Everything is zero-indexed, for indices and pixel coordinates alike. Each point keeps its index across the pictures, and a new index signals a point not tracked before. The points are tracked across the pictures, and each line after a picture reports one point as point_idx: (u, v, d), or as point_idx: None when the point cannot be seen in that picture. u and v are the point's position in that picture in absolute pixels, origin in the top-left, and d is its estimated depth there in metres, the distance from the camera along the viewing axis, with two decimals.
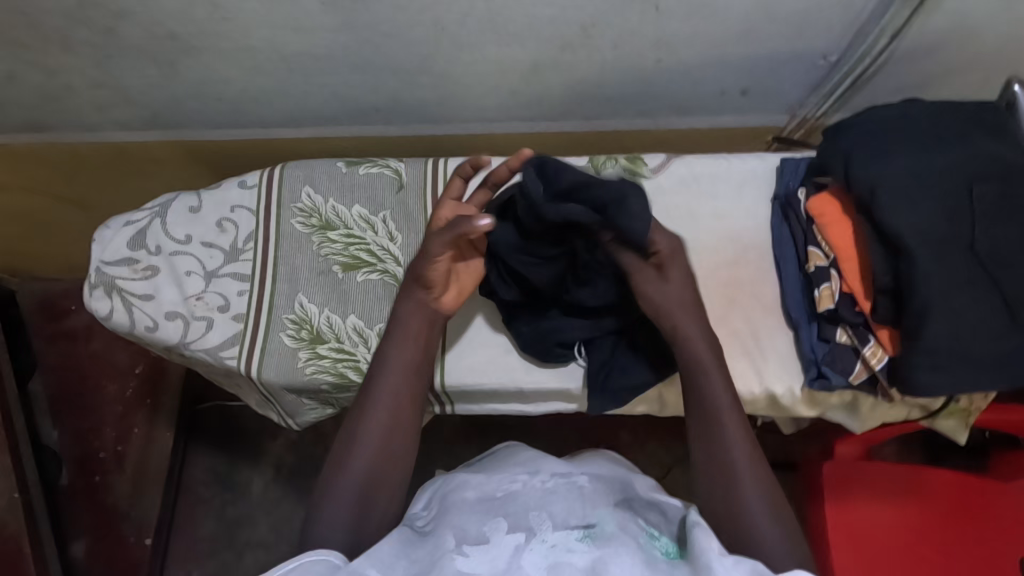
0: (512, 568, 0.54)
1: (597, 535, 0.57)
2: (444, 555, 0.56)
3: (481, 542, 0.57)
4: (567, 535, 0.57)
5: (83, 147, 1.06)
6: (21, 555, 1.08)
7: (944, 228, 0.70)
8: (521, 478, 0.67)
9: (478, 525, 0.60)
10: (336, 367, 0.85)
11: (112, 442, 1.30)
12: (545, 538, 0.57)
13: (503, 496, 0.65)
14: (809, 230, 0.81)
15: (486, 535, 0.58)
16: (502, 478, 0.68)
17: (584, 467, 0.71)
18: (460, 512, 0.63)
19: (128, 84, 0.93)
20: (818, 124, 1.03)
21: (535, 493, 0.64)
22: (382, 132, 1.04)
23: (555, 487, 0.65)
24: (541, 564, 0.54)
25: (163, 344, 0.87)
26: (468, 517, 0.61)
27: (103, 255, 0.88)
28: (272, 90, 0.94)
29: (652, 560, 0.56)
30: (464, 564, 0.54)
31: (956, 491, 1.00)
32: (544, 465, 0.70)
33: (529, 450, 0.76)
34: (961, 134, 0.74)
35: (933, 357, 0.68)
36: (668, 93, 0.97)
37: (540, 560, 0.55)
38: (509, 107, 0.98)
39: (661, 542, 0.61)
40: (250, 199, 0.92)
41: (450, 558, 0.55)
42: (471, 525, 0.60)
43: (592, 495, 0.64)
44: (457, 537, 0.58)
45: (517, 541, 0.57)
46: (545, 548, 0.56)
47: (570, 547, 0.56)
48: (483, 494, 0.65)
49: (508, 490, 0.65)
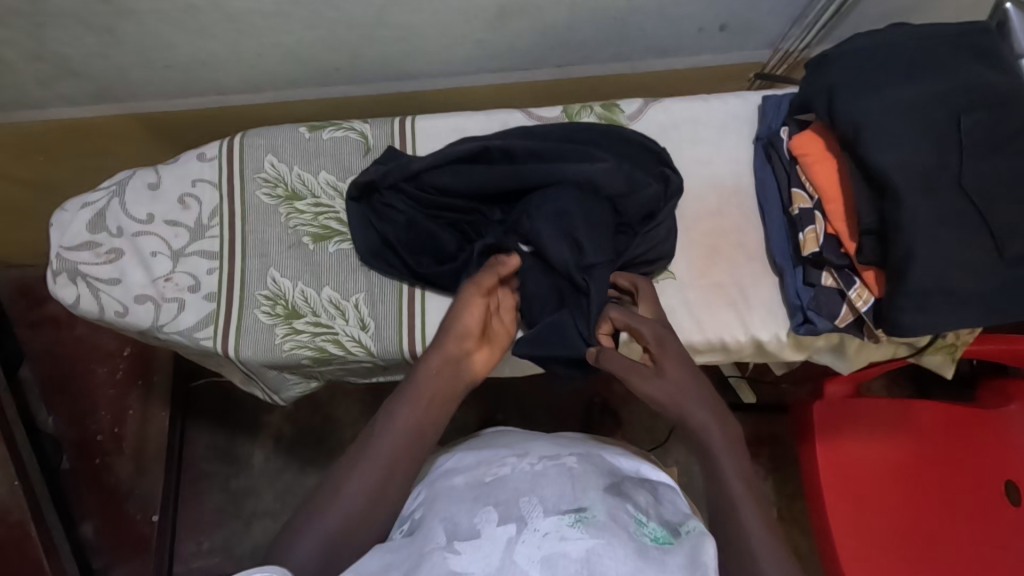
0: (506, 565, 0.50)
1: (592, 521, 0.53)
2: (434, 552, 0.52)
3: (472, 536, 0.53)
4: (558, 522, 0.53)
5: (37, 127, 1.01)
6: (29, 540, 1.06)
7: (931, 163, 0.67)
8: (509, 461, 0.64)
9: (468, 516, 0.56)
10: (315, 341, 0.83)
11: (109, 424, 1.30)
12: (537, 526, 0.53)
13: (493, 480, 0.61)
14: (793, 171, 0.80)
15: (476, 527, 0.54)
16: (491, 462, 0.65)
17: (571, 450, 0.68)
18: (448, 500, 0.60)
19: (68, 54, 0.87)
20: (800, 58, 0.99)
21: (524, 477, 0.60)
22: (346, 93, 0.99)
23: (544, 469, 0.62)
24: (534, 557, 0.50)
25: (136, 329, 0.84)
26: (459, 508, 0.58)
27: (63, 241, 0.84)
28: (224, 53, 0.89)
29: (645, 547, 0.52)
30: (455, 560, 0.51)
31: (945, 425, 1.02)
32: (532, 448, 0.68)
33: (514, 435, 0.74)
34: (947, 60, 0.71)
35: (921, 298, 0.66)
36: (642, 35, 0.92)
37: (533, 553, 0.50)
38: (476, 59, 0.93)
39: (653, 529, 0.56)
40: (211, 171, 0.88)
41: (442, 556, 0.52)
42: (461, 517, 0.56)
43: (583, 476, 0.60)
44: (447, 531, 0.55)
45: (508, 534, 0.53)
46: (538, 539, 0.52)
47: (564, 535, 0.51)
48: (473, 480, 0.63)
49: (497, 475, 0.62)
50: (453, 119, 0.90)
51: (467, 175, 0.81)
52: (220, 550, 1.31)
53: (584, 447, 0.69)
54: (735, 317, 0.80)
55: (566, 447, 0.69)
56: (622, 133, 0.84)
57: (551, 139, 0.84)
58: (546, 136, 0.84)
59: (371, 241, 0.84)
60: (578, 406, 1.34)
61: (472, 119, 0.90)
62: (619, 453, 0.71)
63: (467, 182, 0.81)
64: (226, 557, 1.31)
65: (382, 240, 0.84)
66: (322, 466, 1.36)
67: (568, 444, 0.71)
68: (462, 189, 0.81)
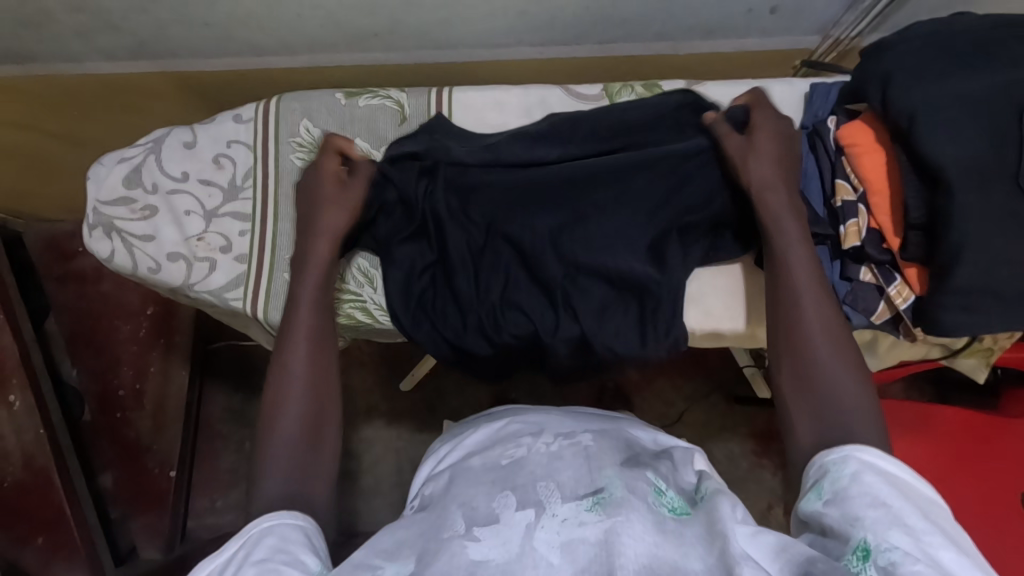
0: (524, 551, 0.49)
1: (609, 500, 0.52)
2: (451, 540, 0.51)
3: (490, 523, 0.52)
4: (576, 507, 0.52)
5: (74, 79, 1.01)
6: (51, 486, 1.09)
7: (988, 159, 0.65)
8: (525, 442, 0.64)
9: (486, 503, 0.55)
10: (343, 308, 0.85)
11: (131, 380, 1.32)
12: (555, 511, 0.52)
13: (510, 463, 0.61)
14: (838, 162, 0.77)
15: (495, 514, 0.53)
16: (507, 444, 0.65)
17: (588, 428, 0.68)
18: (465, 484, 0.59)
19: (108, 8, 0.87)
20: (851, 46, 0.96)
21: (541, 460, 0.60)
22: (383, 61, 0.98)
23: (560, 450, 0.61)
24: (553, 542, 0.49)
25: (167, 286, 0.86)
26: (477, 492, 0.57)
27: (99, 195, 0.85)
28: (263, 14, 0.88)
29: (664, 521, 0.51)
30: (474, 548, 0.49)
31: (968, 431, 1.01)
32: (548, 427, 0.68)
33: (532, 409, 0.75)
34: (1014, 52, 0.68)
35: (966, 297, 0.65)
36: (690, 14, 0.89)
37: (553, 538, 0.49)
38: (517, 30, 0.91)
39: (671, 499, 0.55)
40: (246, 133, 0.88)
41: (459, 545, 0.50)
42: (479, 502, 0.55)
43: (599, 455, 0.60)
44: (464, 516, 0.54)
45: (527, 519, 0.52)
46: (557, 524, 0.51)
47: (582, 520, 0.50)
48: (489, 462, 0.62)
49: (513, 458, 0.61)
50: (490, 92, 0.89)
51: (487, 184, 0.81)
52: (235, 509, 1.36)
53: (600, 424, 0.69)
54: None
55: (583, 424, 0.69)
56: (662, 103, 0.83)
57: (585, 134, 0.83)
58: (583, 120, 0.84)
59: (393, 234, 0.83)
60: (594, 390, 1.35)
61: (509, 94, 0.89)
62: (635, 426, 0.71)
63: (484, 193, 0.81)
64: (240, 515, 1.35)
65: (408, 237, 0.83)
66: None
67: (586, 420, 0.71)
68: (489, 202, 0.81)
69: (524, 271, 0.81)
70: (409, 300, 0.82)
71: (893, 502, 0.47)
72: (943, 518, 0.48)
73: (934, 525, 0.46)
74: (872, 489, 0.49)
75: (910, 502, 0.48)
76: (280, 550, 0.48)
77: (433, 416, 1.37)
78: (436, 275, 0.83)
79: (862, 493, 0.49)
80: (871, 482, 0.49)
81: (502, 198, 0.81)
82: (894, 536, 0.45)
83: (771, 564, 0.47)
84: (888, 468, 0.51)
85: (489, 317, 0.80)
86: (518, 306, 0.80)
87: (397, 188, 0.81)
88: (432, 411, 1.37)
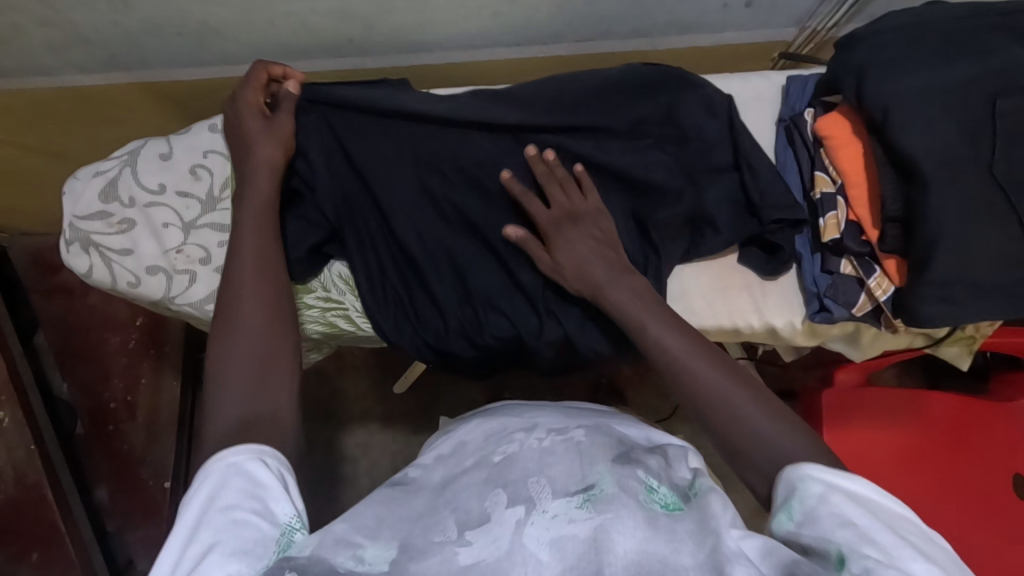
0: (514, 548, 0.47)
1: (600, 496, 0.51)
2: (444, 545, 0.49)
3: (482, 524, 0.50)
4: (567, 503, 0.51)
5: (50, 94, 1.00)
6: (45, 503, 1.09)
7: (962, 149, 0.65)
8: (517, 438, 0.63)
9: (478, 503, 0.53)
10: (325, 316, 0.85)
11: (122, 392, 1.31)
12: (546, 508, 0.51)
13: (501, 459, 0.60)
14: (816, 154, 0.77)
15: (486, 514, 0.52)
16: (500, 440, 0.64)
17: (580, 423, 0.67)
18: (458, 485, 0.58)
19: (77, 21, 0.86)
20: (828, 37, 0.96)
21: (533, 455, 0.59)
22: (361, 65, 0.97)
23: (553, 445, 0.60)
24: (543, 539, 0.48)
25: (148, 299, 0.85)
26: (467, 494, 0.55)
27: (75, 211, 0.84)
28: (237, 22, 0.87)
29: (655, 515, 0.50)
30: (465, 554, 0.48)
31: (959, 417, 1.01)
32: (540, 423, 0.67)
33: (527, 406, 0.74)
34: (987, 41, 0.68)
35: (944, 288, 0.65)
36: (667, 10, 0.89)
37: (542, 535, 0.48)
38: (492, 31, 0.91)
39: (664, 495, 0.53)
40: (222, 143, 0.87)
41: (451, 550, 0.48)
42: (472, 504, 0.53)
43: (591, 449, 0.58)
44: (456, 521, 0.52)
45: (517, 516, 0.50)
46: (547, 521, 0.49)
47: (572, 517, 0.49)
48: (481, 461, 0.61)
49: (506, 455, 0.60)
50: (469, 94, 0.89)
51: (454, 181, 0.81)
52: None
53: (590, 421, 0.69)
54: (751, 304, 0.80)
55: (575, 420, 0.69)
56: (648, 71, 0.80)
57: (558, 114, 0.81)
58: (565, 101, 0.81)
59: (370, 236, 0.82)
60: (587, 387, 1.35)
61: None
62: (626, 425, 0.70)
63: (454, 196, 0.81)
64: None
65: (386, 239, 0.82)
66: (329, 440, 1.37)
67: (578, 416, 0.70)
68: (460, 200, 0.81)
69: (501, 274, 0.81)
70: (387, 304, 0.82)
71: (862, 519, 0.46)
72: (910, 530, 0.47)
73: (900, 536, 0.46)
74: (841, 509, 0.47)
75: (875, 517, 0.47)
76: (253, 496, 0.48)
77: (427, 418, 1.37)
78: (411, 278, 0.82)
79: (831, 513, 0.47)
80: (838, 500, 0.48)
81: (465, 196, 0.81)
82: (867, 553, 0.44)
83: (762, 565, 0.46)
84: (855, 486, 0.49)
85: (467, 318, 0.80)
86: (500, 308, 0.80)
87: (376, 184, 0.80)
88: (426, 414, 1.37)
